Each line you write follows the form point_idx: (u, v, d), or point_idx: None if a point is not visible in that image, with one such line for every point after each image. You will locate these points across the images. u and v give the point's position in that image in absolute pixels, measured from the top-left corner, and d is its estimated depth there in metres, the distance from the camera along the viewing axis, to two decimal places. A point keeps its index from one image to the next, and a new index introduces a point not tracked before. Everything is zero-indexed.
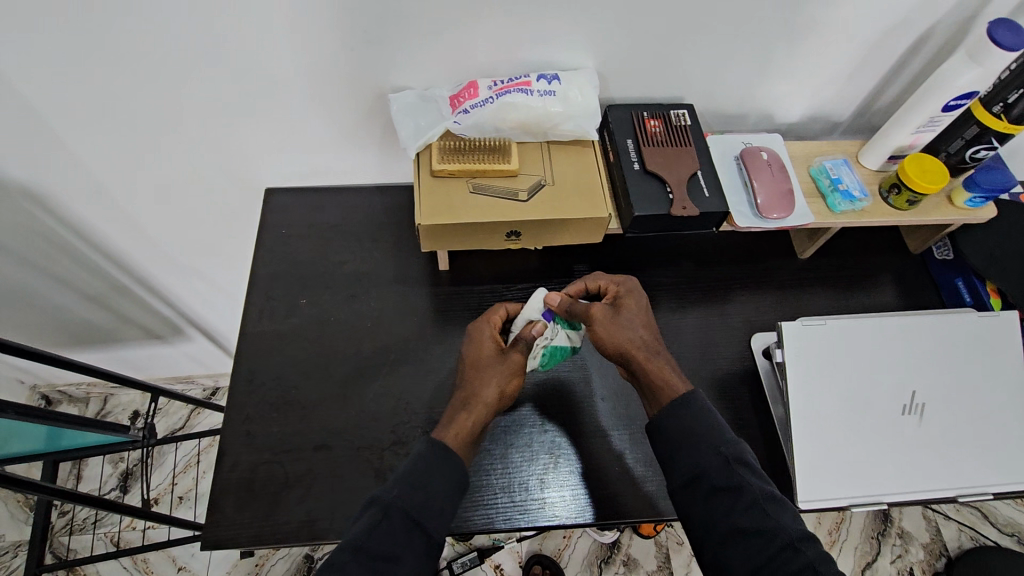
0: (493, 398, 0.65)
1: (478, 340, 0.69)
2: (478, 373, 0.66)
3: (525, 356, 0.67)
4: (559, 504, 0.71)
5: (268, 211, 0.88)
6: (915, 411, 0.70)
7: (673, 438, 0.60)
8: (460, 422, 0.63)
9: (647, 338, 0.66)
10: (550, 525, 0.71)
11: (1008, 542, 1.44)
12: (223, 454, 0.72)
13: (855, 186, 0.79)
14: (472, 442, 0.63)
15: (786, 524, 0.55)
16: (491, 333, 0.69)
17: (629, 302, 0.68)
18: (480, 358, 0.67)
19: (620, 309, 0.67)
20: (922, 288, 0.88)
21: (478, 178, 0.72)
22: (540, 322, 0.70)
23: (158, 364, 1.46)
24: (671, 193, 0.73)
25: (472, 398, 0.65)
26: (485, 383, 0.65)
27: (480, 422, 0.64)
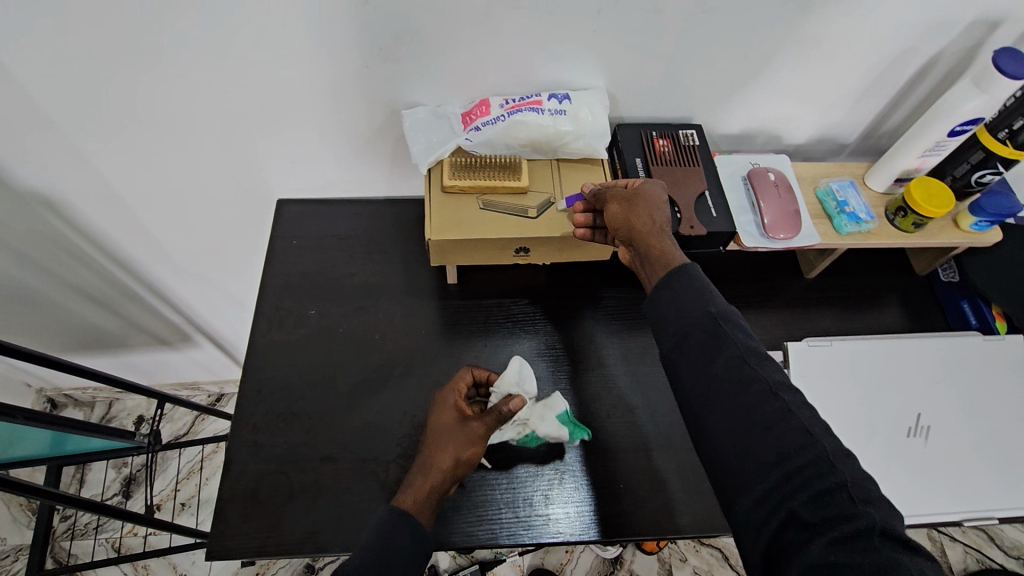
0: (450, 464, 0.65)
1: (441, 408, 0.70)
2: (436, 440, 0.67)
3: (486, 426, 0.67)
4: (563, 520, 0.71)
5: (280, 222, 0.89)
6: (920, 433, 0.70)
7: (665, 307, 0.57)
8: (415, 487, 0.64)
9: (657, 222, 0.64)
10: (554, 542, 0.71)
11: (1015, 565, 1.43)
12: (229, 463, 0.72)
13: (861, 208, 0.79)
14: (429, 505, 0.63)
15: (766, 374, 0.51)
16: (453, 404, 0.70)
17: (647, 189, 0.66)
18: (440, 426, 0.68)
19: (639, 194, 0.66)
20: (928, 310, 0.89)
21: (488, 195, 0.73)
22: (519, 398, 0.68)
23: (165, 370, 1.48)
24: (679, 212, 0.73)
25: (428, 463, 0.66)
26: (440, 451, 0.66)
27: (436, 487, 0.65)
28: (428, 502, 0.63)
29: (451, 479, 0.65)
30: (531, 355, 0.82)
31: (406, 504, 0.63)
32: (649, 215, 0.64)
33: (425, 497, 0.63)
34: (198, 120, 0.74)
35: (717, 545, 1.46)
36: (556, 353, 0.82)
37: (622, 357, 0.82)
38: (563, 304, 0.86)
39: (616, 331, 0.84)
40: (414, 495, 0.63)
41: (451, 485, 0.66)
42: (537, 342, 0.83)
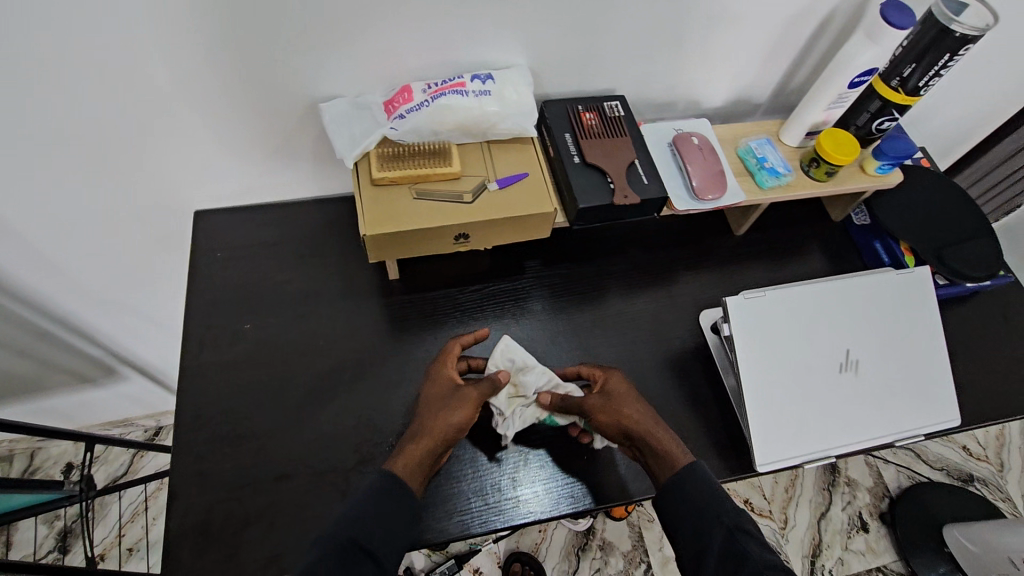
0: (444, 430, 0.66)
1: (432, 380, 0.71)
2: (430, 408, 0.68)
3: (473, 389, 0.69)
4: (533, 501, 0.72)
5: (200, 236, 0.84)
6: (851, 367, 0.75)
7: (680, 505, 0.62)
8: (409, 452, 0.65)
9: (650, 417, 0.69)
10: (526, 523, 0.71)
11: (940, 476, 1.61)
12: (174, 499, 0.68)
13: (778, 163, 0.83)
14: (422, 470, 0.65)
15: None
16: (446, 372, 0.72)
17: (619, 384, 0.72)
18: (433, 394, 0.70)
19: (618, 393, 0.71)
20: (846, 252, 0.95)
21: (420, 184, 0.70)
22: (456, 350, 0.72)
23: (92, 410, 1.36)
24: (612, 182, 0.74)
25: (420, 431, 0.67)
26: (434, 417, 0.67)
27: (429, 453, 0.65)
28: (420, 468, 0.65)
29: (443, 445, 0.67)
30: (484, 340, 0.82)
31: (399, 469, 0.64)
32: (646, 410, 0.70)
33: (419, 463, 0.65)
34: (92, 138, 0.67)
35: None
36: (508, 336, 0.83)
37: (573, 331, 0.84)
38: (509, 287, 0.86)
39: (564, 307, 0.86)
40: (405, 461, 0.64)
41: (442, 452, 0.67)
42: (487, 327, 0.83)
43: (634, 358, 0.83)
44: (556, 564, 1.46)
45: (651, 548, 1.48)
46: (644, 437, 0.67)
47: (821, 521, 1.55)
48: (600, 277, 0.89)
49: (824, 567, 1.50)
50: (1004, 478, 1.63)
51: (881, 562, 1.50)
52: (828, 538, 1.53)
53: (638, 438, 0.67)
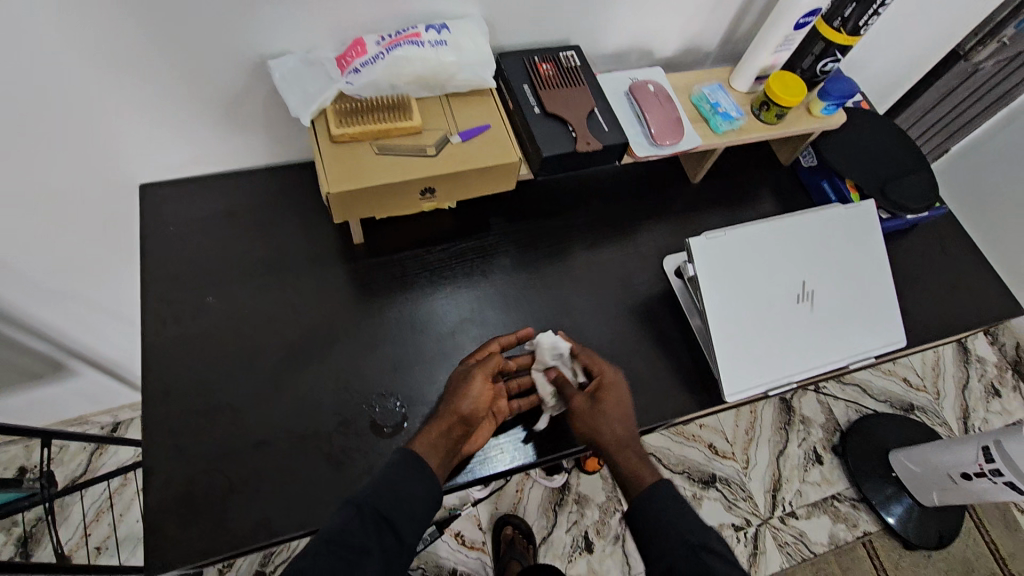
0: (458, 410, 0.66)
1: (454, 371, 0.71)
2: (450, 393, 0.68)
3: (488, 372, 0.69)
4: (515, 447, 0.74)
5: (149, 211, 0.79)
6: (807, 299, 0.78)
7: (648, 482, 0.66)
8: (425, 432, 0.65)
9: (623, 440, 0.69)
10: (510, 469, 0.73)
11: (885, 408, 1.73)
12: (150, 475, 0.66)
13: (731, 107, 0.85)
14: (433, 453, 0.64)
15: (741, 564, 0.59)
16: (471, 363, 0.71)
17: (610, 401, 0.71)
18: (451, 381, 0.69)
19: (603, 411, 0.70)
20: (796, 194, 0.99)
21: (382, 139, 0.68)
22: (485, 345, 0.72)
23: (41, 412, 1.29)
24: (574, 131, 0.74)
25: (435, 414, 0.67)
26: (446, 402, 0.67)
27: (443, 437, 0.65)
28: (437, 449, 0.65)
29: (462, 427, 0.66)
30: (456, 300, 0.82)
31: (416, 447, 0.64)
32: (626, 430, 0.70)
33: (435, 444, 0.65)
34: (28, 103, 0.62)
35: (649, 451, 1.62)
36: (480, 294, 0.83)
37: (542, 285, 0.85)
38: (475, 245, 0.86)
39: (531, 261, 0.87)
40: (421, 441, 0.65)
41: (461, 435, 0.66)
42: (458, 287, 0.83)
43: (603, 307, 0.85)
44: (535, 520, 1.51)
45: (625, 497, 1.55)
46: (611, 456, 0.69)
47: (779, 458, 1.65)
48: (565, 231, 0.90)
49: (785, 500, 1.60)
50: (940, 404, 1.77)
51: (835, 491, 1.62)
52: (787, 473, 1.63)
53: (606, 457, 0.69)
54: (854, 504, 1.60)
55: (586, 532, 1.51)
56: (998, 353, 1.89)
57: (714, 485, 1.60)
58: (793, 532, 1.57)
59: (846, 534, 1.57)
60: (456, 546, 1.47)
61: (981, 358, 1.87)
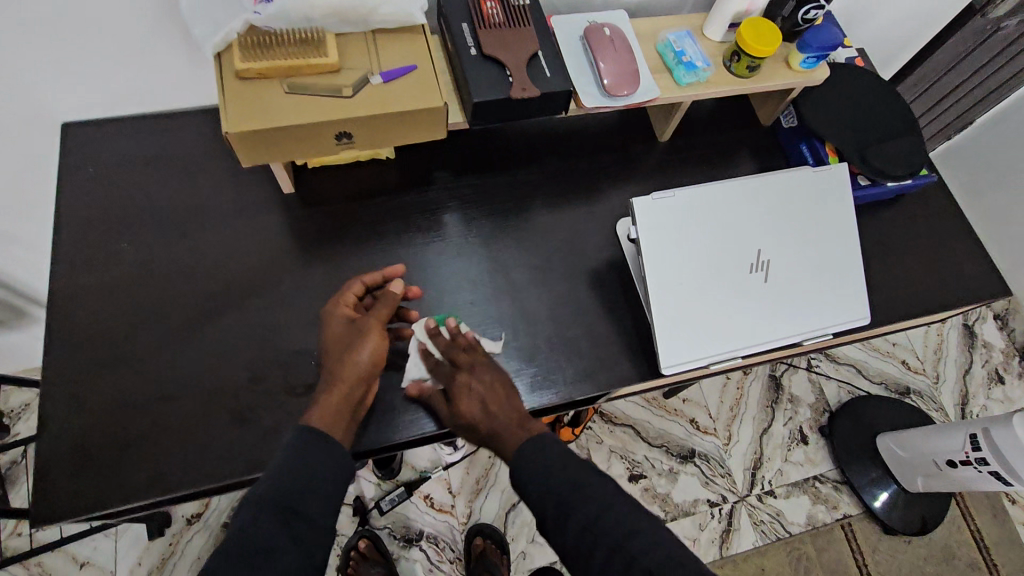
0: (354, 371, 0.63)
1: (330, 326, 0.66)
2: (335, 354, 0.64)
3: (380, 322, 0.66)
4: None
5: (67, 151, 0.75)
6: (762, 269, 0.72)
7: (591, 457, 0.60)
8: (324, 403, 0.62)
9: (495, 426, 0.65)
10: (446, 428, 0.71)
11: (878, 389, 1.67)
12: (50, 425, 0.63)
13: (697, 56, 0.78)
14: (341, 419, 0.62)
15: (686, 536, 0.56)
16: (341, 312, 0.67)
17: (461, 400, 0.66)
18: (336, 340, 0.65)
19: (458, 413, 0.67)
20: (773, 156, 0.92)
21: (293, 78, 0.62)
22: (349, 292, 0.68)
23: (9, 358, 1.29)
24: (511, 76, 0.68)
25: (331, 379, 0.63)
26: (342, 364, 0.63)
27: (347, 401, 0.63)
28: (343, 416, 0.62)
29: (361, 388, 0.64)
30: (392, 256, 0.77)
31: (318, 423, 0.60)
32: (496, 412, 0.65)
33: (339, 411, 0.62)
34: None
35: (627, 423, 1.58)
36: (416, 252, 0.78)
37: (486, 244, 0.80)
38: (416, 199, 0.81)
39: (477, 218, 0.82)
40: (321, 413, 0.61)
41: (363, 392, 0.64)
42: (394, 244, 0.78)
43: (549, 269, 0.80)
44: (505, 486, 1.50)
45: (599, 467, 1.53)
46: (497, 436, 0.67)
47: (762, 436, 1.60)
48: (516, 188, 0.84)
49: (764, 479, 1.56)
50: (938, 389, 1.70)
51: (817, 472, 1.57)
52: (768, 451, 1.59)
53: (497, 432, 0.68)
54: (836, 486, 1.56)
55: None
56: (1006, 338, 1.80)
57: (693, 460, 1.56)
58: (769, 511, 1.53)
59: (825, 516, 1.53)
60: (424, 508, 1.47)
61: (987, 343, 1.78)
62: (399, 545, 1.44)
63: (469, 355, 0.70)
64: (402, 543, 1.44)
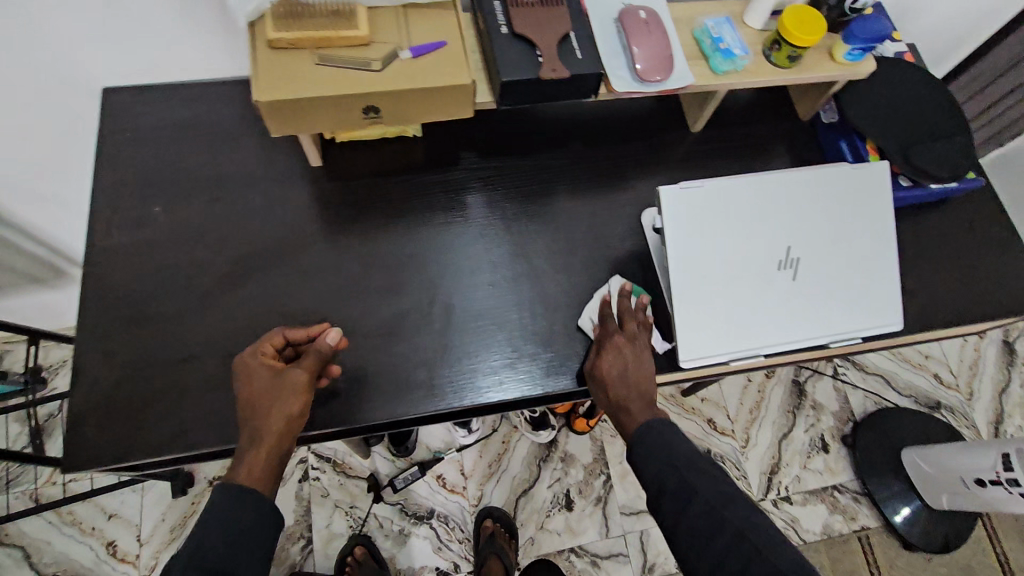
0: (280, 427, 0.62)
1: (248, 377, 0.63)
2: (256, 409, 0.62)
3: (305, 376, 0.63)
4: (463, 385, 0.71)
5: (106, 114, 0.77)
6: (790, 266, 0.70)
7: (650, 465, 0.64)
8: (250, 460, 0.61)
9: (621, 396, 0.69)
10: (460, 407, 0.71)
11: (907, 402, 1.62)
12: (80, 376, 0.66)
13: (736, 44, 0.75)
14: (267, 474, 0.62)
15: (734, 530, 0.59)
16: (260, 365, 0.64)
17: (606, 357, 0.70)
18: (257, 394, 0.62)
19: (596, 368, 0.70)
20: (811, 152, 0.89)
21: (324, 49, 0.62)
22: (270, 346, 0.65)
23: (48, 315, 1.33)
24: (541, 56, 0.67)
25: (257, 435, 0.61)
26: (267, 419, 0.62)
27: (273, 455, 0.62)
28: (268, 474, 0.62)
29: (287, 440, 0.63)
30: (414, 235, 0.78)
31: (243, 480, 0.61)
32: (629, 386, 0.69)
33: (265, 466, 0.62)
34: None
35: None
36: (437, 233, 0.78)
37: (509, 227, 0.80)
38: (441, 178, 0.81)
39: (501, 201, 0.81)
40: (247, 472, 0.61)
41: (288, 447, 0.63)
42: (416, 224, 0.78)
43: (571, 255, 0.79)
44: (517, 472, 1.51)
45: (612, 461, 1.52)
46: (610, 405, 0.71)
47: (781, 442, 1.57)
48: (542, 171, 0.84)
49: (780, 484, 1.53)
50: (972, 406, 1.63)
51: (837, 481, 1.54)
52: (787, 457, 1.55)
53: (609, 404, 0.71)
54: (856, 497, 1.52)
55: (568, 490, 1.49)
56: None
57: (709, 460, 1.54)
58: (784, 517, 1.50)
59: (841, 526, 1.50)
60: (436, 488, 1.49)
61: None
62: (409, 521, 1.46)
63: (638, 328, 0.72)
64: (412, 519, 1.46)
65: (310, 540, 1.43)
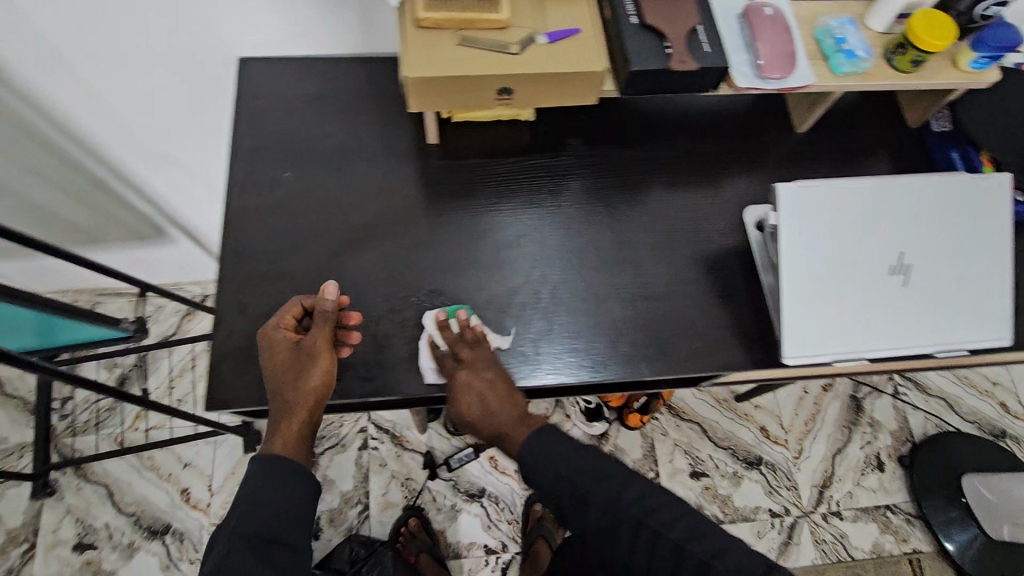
0: (310, 396, 0.66)
1: (271, 350, 0.67)
2: (284, 381, 0.66)
3: (324, 345, 0.67)
4: (560, 362, 0.74)
5: (244, 82, 0.83)
6: (902, 272, 0.70)
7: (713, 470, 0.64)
8: (286, 427, 0.66)
9: (499, 426, 0.71)
10: (555, 383, 0.73)
11: (969, 428, 1.57)
12: (219, 322, 0.72)
13: (859, 46, 0.75)
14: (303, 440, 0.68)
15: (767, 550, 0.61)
16: (282, 338, 0.67)
17: (463, 400, 0.70)
18: (282, 366, 0.66)
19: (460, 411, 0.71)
20: (915, 160, 0.88)
21: (466, 31, 0.66)
22: (286, 318, 0.68)
23: (146, 269, 1.42)
24: (670, 47, 0.68)
25: (286, 405, 0.66)
26: (295, 390, 0.66)
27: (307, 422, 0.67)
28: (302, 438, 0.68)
29: (314, 409, 0.67)
30: (518, 216, 0.80)
31: (281, 448, 0.67)
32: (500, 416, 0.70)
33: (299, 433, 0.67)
34: None
35: (696, 419, 1.56)
36: (540, 215, 0.81)
37: (610, 214, 0.82)
38: (547, 162, 0.84)
39: (602, 188, 0.83)
40: (284, 442, 0.67)
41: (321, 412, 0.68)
42: (520, 206, 0.81)
43: (670, 246, 0.81)
44: None
45: (662, 459, 1.52)
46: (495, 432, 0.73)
47: (835, 456, 1.54)
48: (643, 163, 0.85)
49: (832, 498, 1.50)
50: None
51: (890, 501, 1.50)
52: (840, 472, 1.53)
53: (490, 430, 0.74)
54: (909, 519, 1.49)
55: None
56: None
57: (758, 467, 1.52)
58: (833, 532, 1.47)
59: (893, 547, 1.47)
60: (487, 468, 1.53)
61: None
62: (461, 498, 1.50)
63: (473, 355, 0.70)
64: (464, 496, 1.50)
65: (367, 506, 1.48)
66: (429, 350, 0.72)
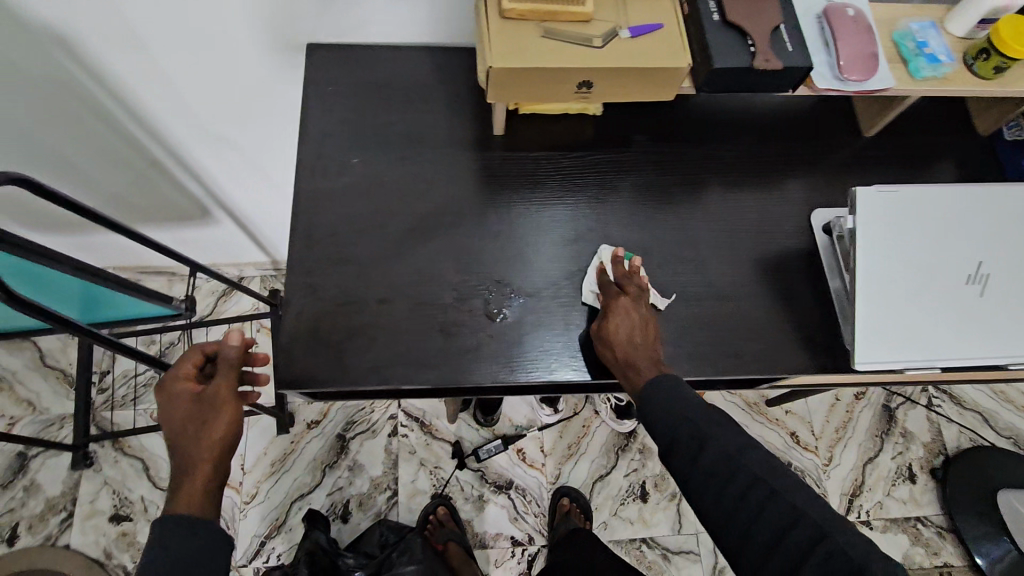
0: (214, 446, 0.63)
1: (170, 402, 0.64)
2: (186, 432, 0.63)
3: (228, 387, 0.65)
4: None
5: (311, 68, 0.83)
6: (979, 282, 0.69)
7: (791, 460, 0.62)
8: (188, 488, 0.61)
9: (632, 356, 0.68)
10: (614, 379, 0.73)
11: (1005, 443, 1.55)
12: (287, 304, 0.73)
13: (940, 50, 0.74)
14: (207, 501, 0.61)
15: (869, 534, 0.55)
16: (182, 388, 0.65)
17: (616, 319, 0.70)
18: (179, 417, 0.63)
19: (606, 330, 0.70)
20: (983, 168, 0.86)
21: (548, 23, 0.65)
22: (186, 367, 0.66)
23: (189, 249, 1.44)
24: (753, 46, 0.67)
25: (187, 459, 0.62)
26: (199, 439, 0.62)
27: (210, 479, 0.62)
28: (206, 497, 0.61)
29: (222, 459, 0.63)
30: (579, 210, 0.80)
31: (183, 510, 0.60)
32: (638, 347, 0.69)
33: (200, 494, 0.61)
34: None
35: None
36: (602, 210, 0.80)
37: (672, 212, 0.81)
38: (610, 157, 0.83)
39: (665, 185, 0.83)
40: (190, 500, 0.61)
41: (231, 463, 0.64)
42: (582, 200, 0.81)
43: (732, 246, 0.80)
44: (597, 457, 1.54)
45: None
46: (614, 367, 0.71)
47: (866, 466, 1.52)
48: (707, 161, 0.84)
49: (861, 507, 1.49)
50: None
51: (921, 513, 1.48)
52: (871, 481, 1.51)
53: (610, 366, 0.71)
54: (941, 532, 1.47)
55: (644, 481, 1.52)
56: None
57: None
58: None
59: (923, 560, 1.44)
60: (515, 461, 1.53)
61: None
62: (489, 489, 1.51)
63: (637, 291, 0.73)
64: (492, 487, 1.51)
65: (396, 492, 1.49)
66: (597, 274, 0.75)
